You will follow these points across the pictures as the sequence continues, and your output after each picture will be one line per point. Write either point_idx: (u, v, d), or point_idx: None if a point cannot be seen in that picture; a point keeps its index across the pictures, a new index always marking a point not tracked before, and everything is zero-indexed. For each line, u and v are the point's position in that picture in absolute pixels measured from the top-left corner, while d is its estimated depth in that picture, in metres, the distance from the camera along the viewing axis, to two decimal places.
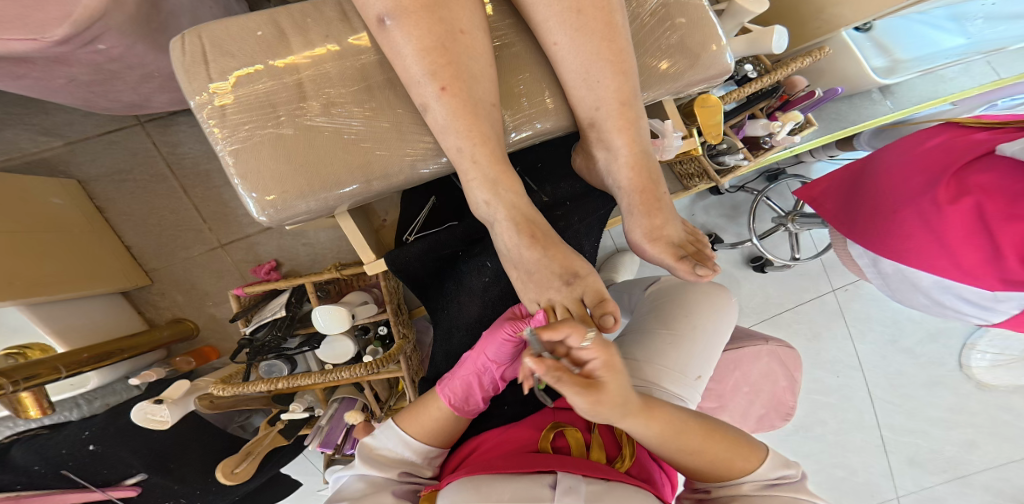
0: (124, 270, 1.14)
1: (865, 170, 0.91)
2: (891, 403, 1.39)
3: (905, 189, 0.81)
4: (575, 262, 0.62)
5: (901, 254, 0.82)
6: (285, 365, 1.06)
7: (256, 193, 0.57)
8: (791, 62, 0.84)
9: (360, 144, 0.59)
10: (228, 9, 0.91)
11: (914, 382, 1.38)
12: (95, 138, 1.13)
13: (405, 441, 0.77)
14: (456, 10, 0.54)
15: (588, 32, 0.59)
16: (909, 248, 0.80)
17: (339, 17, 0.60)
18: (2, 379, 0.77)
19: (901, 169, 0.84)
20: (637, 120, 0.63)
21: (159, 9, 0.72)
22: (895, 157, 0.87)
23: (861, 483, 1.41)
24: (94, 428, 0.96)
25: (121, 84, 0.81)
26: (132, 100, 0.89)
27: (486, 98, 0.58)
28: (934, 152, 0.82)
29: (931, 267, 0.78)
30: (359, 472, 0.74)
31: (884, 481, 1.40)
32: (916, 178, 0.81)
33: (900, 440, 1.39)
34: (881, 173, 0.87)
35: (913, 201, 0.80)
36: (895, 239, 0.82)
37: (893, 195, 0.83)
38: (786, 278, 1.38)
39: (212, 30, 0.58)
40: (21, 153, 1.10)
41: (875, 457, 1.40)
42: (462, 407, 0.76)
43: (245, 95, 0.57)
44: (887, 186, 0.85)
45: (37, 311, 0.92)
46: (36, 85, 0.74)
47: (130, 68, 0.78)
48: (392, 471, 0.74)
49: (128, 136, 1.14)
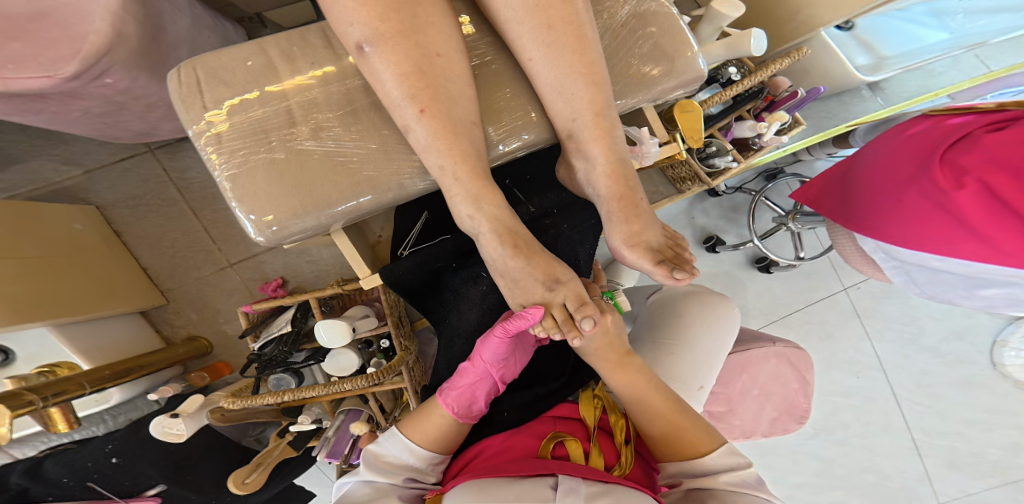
0: (141, 291, 1.19)
1: (857, 170, 0.93)
2: (920, 404, 1.35)
3: (904, 180, 0.83)
4: (558, 269, 0.67)
5: (922, 244, 0.82)
6: (292, 379, 1.09)
7: (254, 214, 0.61)
8: (771, 63, 0.86)
9: (348, 165, 0.62)
10: (223, 37, 0.97)
11: (942, 383, 1.35)
12: (110, 165, 1.20)
13: (410, 449, 0.78)
14: (431, 34, 0.58)
15: (559, 47, 0.62)
16: (931, 236, 0.80)
17: (323, 45, 0.64)
18: (31, 395, 0.82)
19: (893, 162, 0.86)
20: (612, 129, 0.65)
21: (160, 43, 0.77)
22: (882, 152, 0.89)
23: (896, 488, 1.37)
24: (118, 441, 1.01)
25: (130, 115, 0.87)
26: (142, 128, 0.95)
27: (464, 117, 0.61)
28: (919, 140, 0.84)
29: (962, 252, 0.78)
30: (365, 478, 0.75)
31: (920, 486, 1.36)
32: (910, 167, 0.83)
33: (933, 443, 1.35)
34: (875, 169, 0.89)
35: (915, 190, 0.81)
36: (911, 230, 0.82)
37: (894, 188, 0.84)
38: (795, 278, 1.37)
39: (208, 62, 0.62)
40: (46, 183, 1.17)
41: (909, 461, 1.36)
42: (466, 414, 0.78)
43: (240, 122, 0.61)
44: (886, 180, 0.86)
45: (66, 332, 0.97)
46: (54, 118, 0.80)
47: (137, 99, 0.82)
48: (397, 478, 0.75)
49: (140, 163, 1.21)
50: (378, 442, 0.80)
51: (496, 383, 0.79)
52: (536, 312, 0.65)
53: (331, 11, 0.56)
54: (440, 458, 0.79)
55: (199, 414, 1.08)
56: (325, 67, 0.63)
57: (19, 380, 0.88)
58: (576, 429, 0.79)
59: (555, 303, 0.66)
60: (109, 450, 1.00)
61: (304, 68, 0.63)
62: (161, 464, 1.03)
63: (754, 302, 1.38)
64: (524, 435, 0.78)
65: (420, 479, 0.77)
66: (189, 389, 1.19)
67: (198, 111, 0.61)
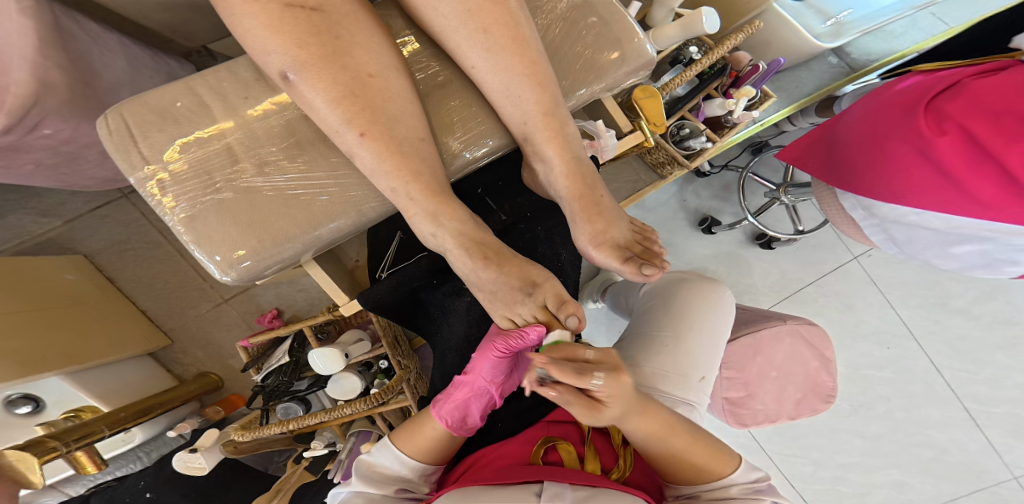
0: (145, 334, 1.21)
1: (840, 123, 0.89)
2: (965, 371, 1.29)
3: (889, 129, 0.80)
4: (531, 271, 0.65)
5: (905, 196, 0.79)
6: (299, 406, 1.07)
7: (219, 255, 0.63)
8: (728, 39, 0.88)
9: (299, 198, 0.65)
10: (174, 76, 0.97)
11: (988, 347, 1.29)
12: (87, 214, 1.20)
13: (402, 460, 0.71)
14: (360, 56, 0.57)
15: (499, 51, 0.60)
16: (912, 188, 0.77)
17: (255, 77, 0.67)
18: (54, 442, 0.90)
19: (878, 112, 0.82)
20: (564, 128, 0.64)
21: (93, 88, 0.78)
22: (868, 103, 0.86)
23: (958, 463, 1.30)
24: (150, 476, 1.08)
25: (87, 163, 0.88)
26: (108, 174, 0.96)
27: (410, 135, 0.60)
28: (905, 90, 0.81)
29: (943, 204, 0.75)
30: (354, 490, 0.70)
31: (986, 456, 1.30)
32: (895, 116, 0.79)
33: (993, 413, 1.30)
34: (857, 121, 0.85)
35: (899, 139, 0.78)
36: (894, 181, 0.79)
37: (877, 138, 0.81)
38: (803, 251, 1.32)
39: (131, 107, 0.64)
40: (30, 235, 1.18)
41: (966, 432, 1.29)
42: (461, 428, 0.70)
43: (183, 170, 0.63)
44: (869, 131, 0.83)
45: (82, 380, 1.03)
46: (8, 173, 0.81)
47: (88, 146, 0.84)
48: (388, 489, 0.70)
49: (116, 209, 1.21)
50: (371, 450, 0.73)
51: (494, 398, 0.71)
52: (537, 331, 0.64)
53: (249, 42, 0.54)
54: (434, 468, 0.74)
55: (216, 447, 1.08)
56: (269, 99, 0.66)
57: (48, 427, 0.97)
58: (569, 433, 0.74)
59: (536, 307, 0.65)
60: (142, 486, 1.06)
61: (239, 104, 0.66)
62: (189, 496, 1.06)
63: (762, 280, 1.33)
64: (519, 442, 0.73)
65: (414, 490, 0.72)
66: (206, 423, 1.23)
67: (138, 162, 0.63)
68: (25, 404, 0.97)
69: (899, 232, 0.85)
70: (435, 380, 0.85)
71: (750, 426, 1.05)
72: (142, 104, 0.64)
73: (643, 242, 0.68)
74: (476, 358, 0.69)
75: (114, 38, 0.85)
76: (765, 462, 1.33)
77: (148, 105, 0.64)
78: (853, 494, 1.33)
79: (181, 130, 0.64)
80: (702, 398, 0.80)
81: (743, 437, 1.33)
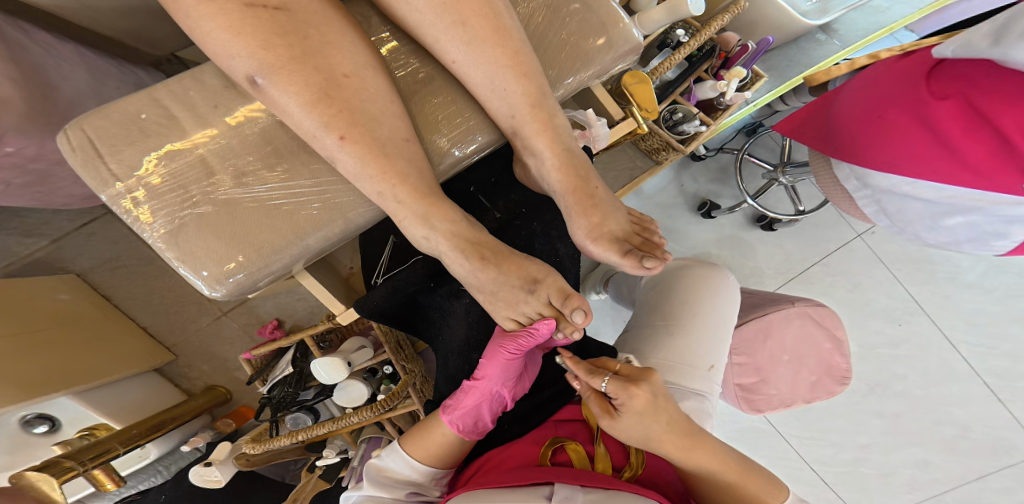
0: (148, 350, 1.20)
1: (840, 93, 0.86)
2: (981, 345, 1.25)
3: (887, 96, 0.76)
4: (531, 267, 0.62)
5: (897, 163, 0.75)
6: (308, 416, 1.06)
7: (205, 270, 0.62)
8: (715, 20, 0.85)
9: (282, 208, 0.63)
10: (142, 84, 0.95)
11: (1003, 320, 1.25)
12: (74, 231, 1.19)
13: (413, 465, 0.69)
14: (332, 56, 0.55)
15: (480, 43, 0.57)
16: (906, 154, 0.74)
17: (223, 86, 0.65)
18: (70, 461, 0.91)
19: (877, 80, 0.79)
20: (553, 119, 0.61)
21: (53, 101, 0.76)
22: (869, 73, 0.82)
23: (982, 440, 1.25)
24: (169, 490, 1.09)
25: (61, 181, 0.87)
26: (87, 191, 0.95)
27: (393, 136, 0.58)
28: (906, 59, 0.77)
29: (932, 172, 0.71)
30: (367, 494, 0.68)
31: (1014, 432, 1.25)
32: (894, 82, 0.76)
33: (1014, 387, 1.24)
34: (857, 89, 0.82)
35: (897, 106, 0.74)
36: (886, 147, 0.75)
37: (874, 104, 0.77)
38: (806, 231, 1.28)
39: (93, 119, 0.62)
40: (18, 257, 1.17)
41: (990, 409, 1.25)
42: (471, 431, 0.68)
43: (158, 186, 0.62)
44: (867, 98, 0.79)
45: (88, 399, 1.03)
46: None
47: (59, 163, 0.82)
48: (399, 493, 0.68)
49: (103, 226, 1.20)
50: (381, 456, 0.72)
51: (506, 401, 0.70)
52: (548, 326, 0.61)
53: (211, 47, 0.52)
54: (444, 472, 0.71)
55: (230, 460, 1.06)
56: (241, 108, 0.64)
57: (66, 445, 1.00)
58: (578, 432, 0.71)
59: (540, 304, 0.62)
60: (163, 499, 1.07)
61: (208, 114, 0.64)
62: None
63: (767, 262, 1.29)
64: (526, 443, 0.70)
65: (424, 493, 0.70)
66: (218, 436, 1.22)
67: (109, 179, 0.61)
68: (42, 423, 0.98)
69: (888, 205, 0.82)
70: (441, 384, 0.82)
71: (765, 412, 1.02)
72: (113, 118, 0.62)
73: (641, 234, 0.65)
74: (486, 363, 0.67)
75: (71, 48, 0.84)
76: (782, 447, 1.30)
77: (117, 119, 0.62)
78: (876, 475, 1.30)
79: (151, 144, 0.62)
80: (713, 387, 0.77)
81: (761, 424, 1.30)
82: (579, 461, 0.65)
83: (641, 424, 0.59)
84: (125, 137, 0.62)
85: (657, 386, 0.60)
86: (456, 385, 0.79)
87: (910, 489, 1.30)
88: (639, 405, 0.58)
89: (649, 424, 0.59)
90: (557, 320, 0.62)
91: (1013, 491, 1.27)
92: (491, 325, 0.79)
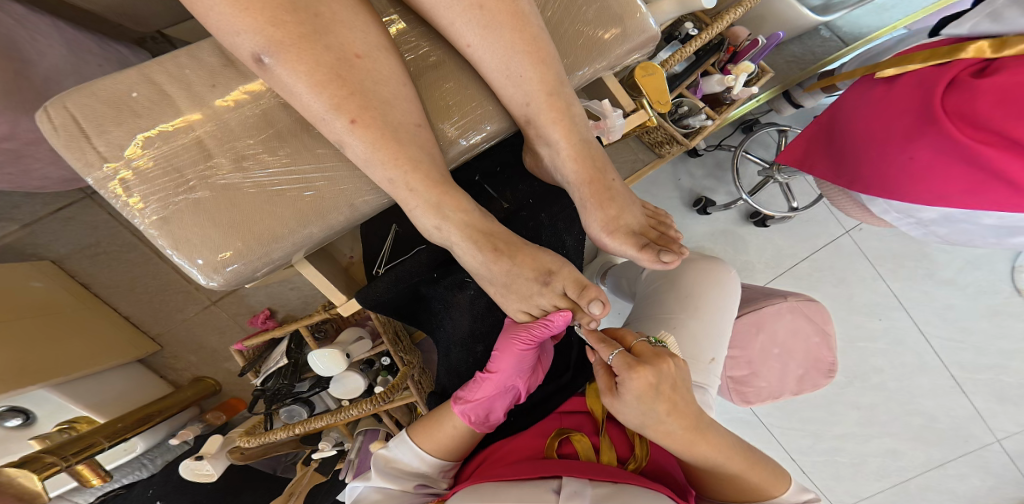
0: (131, 340, 1.16)
1: (843, 127, 0.86)
2: (952, 340, 1.28)
3: (905, 137, 0.76)
4: (545, 259, 0.61)
5: (952, 202, 0.75)
6: (303, 408, 1.02)
7: (201, 259, 0.59)
8: (725, 15, 0.84)
9: (284, 194, 0.61)
10: (125, 63, 0.89)
11: (979, 316, 1.27)
12: (48, 217, 1.14)
13: (421, 456, 0.68)
14: (343, 35, 0.52)
15: (496, 27, 0.55)
16: (959, 194, 0.74)
17: (222, 65, 0.62)
18: (53, 457, 0.88)
19: (884, 118, 0.80)
20: (570, 108, 0.60)
21: (27, 77, 0.72)
22: (866, 106, 0.83)
23: (947, 429, 1.30)
24: (158, 484, 1.05)
25: (36, 161, 0.81)
26: (64, 174, 0.90)
27: (405, 121, 0.56)
28: (902, 91, 0.79)
29: (997, 203, 0.72)
30: (375, 484, 0.67)
31: (976, 424, 1.29)
32: (909, 123, 0.76)
33: (977, 379, 1.28)
34: (863, 126, 0.83)
35: (924, 145, 0.74)
36: (934, 188, 0.75)
37: (898, 147, 0.77)
38: (797, 228, 1.30)
39: (78, 97, 0.58)
40: None
41: (955, 400, 1.29)
42: (482, 424, 0.67)
43: (149, 169, 0.59)
44: (882, 139, 0.80)
45: (73, 391, 0.99)
46: None
47: (33, 143, 0.77)
48: (408, 484, 0.67)
49: (80, 210, 1.15)
50: (389, 446, 0.70)
51: (518, 393, 0.69)
52: (563, 318, 0.61)
53: (211, 23, 0.49)
54: (452, 465, 0.71)
55: (222, 453, 1.04)
56: (241, 88, 0.61)
57: (44, 439, 0.96)
58: (582, 424, 0.70)
59: (554, 296, 0.61)
60: (151, 495, 1.04)
61: (205, 94, 0.61)
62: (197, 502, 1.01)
63: (757, 256, 1.31)
64: (531, 436, 0.70)
65: (431, 486, 0.69)
66: (208, 429, 1.20)
67: (95, 160, 0.58)
68: (14, 417, 0.92)
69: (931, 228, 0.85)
70: (443, 376, 0.82)
71: (753, 403, 1.03)
72: (101, 97, 0.58)
73: (657, 228, 0.65)
74: (499, 356, 0.65)
75: (46, 21, 0.78)
76: (765, 437, 1.33)
77: (104, 97, 0.58)
78: (849, 463, 1.34)
79: (141, 125, 0.59)
80: (713, 379, 0.77)
81: (746, 414, 1.32)
82: (585, 454, 0.64)
83: (639, 409, 0.56)
84: (114, 117, 0.58)
85: (664, 376, 0.56)
86: (460, 377, 0.78)
87: (880, 476, 1.34)
88: (638, 389, 0.55)
89: (647, 411, 0.56)
90: (573, 312, 0.61)
91: (971, 477, 1.32)
92: (497, 317, 0.78)
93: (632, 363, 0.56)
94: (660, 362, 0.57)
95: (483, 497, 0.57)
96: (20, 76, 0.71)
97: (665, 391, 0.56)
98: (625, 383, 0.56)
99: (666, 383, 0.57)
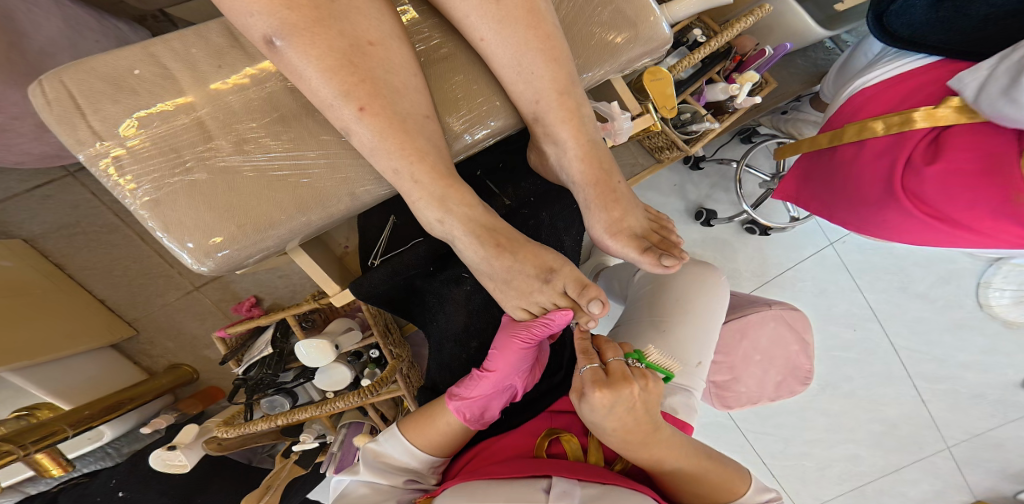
0: (106, 324, 1.12)
1: (826, 179, 0.88)
2: (918, 351, 1.33)
3: (876, 204, 0.79)
4: (548, 257, 0.62)
5: (932, 242, 0.79)
6: (285, 399, 1.00)
7: (192, 242, 0.57)
8: (735, 23, 0.87)
9: (285, 180, 0.59)
10: (122, 38, 0.86)
11: (944, 327, 1.31)
12: (24, 194, 1.09)
13: (412, 453, 0.68)
14: (358, 22, 0.51)
15: (512, 23, 0.55)
16: (936, 240, 0.77)
17: (230, 45, 0.60)
18: (10, 445, 0.84)
19: (857, 179, 0.81)
20: (580, 109, 0.60)
21: (21, 50, 0.70)
22: (842, 163, 0.84)
23: (905, 436, 1.35)
24: (122, 475, 1.01)
25: (18, 136, 0.78)
26: (47, 150, 0.85)
27: (415, 111, 0.55)
28: (869, 157, 0.79)
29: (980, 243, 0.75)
30: (364, 480, 0.66)
31: (930, 432, 1.34)
32: (877, 192, 0.78)
33: (936, 389, 1.33)
34: (842, 184, 0.84)
35: (893, 214, 0.77)
36: (912, 237, 0.79)
37: (872, 210, 0.80)
38: (782, 237, 1.33)
39: (77, 72, 0.56)
40: None
41: (914, 409, 1.34)
42: (477, 420, 0.67)
43: (145, 148, 0.57)
44: (857, 200, 0.82)
45: (41, 374, 0.95)
46: None
47: (19, 118, 0.74)
48: (397, 479, 0.66)
49: (60, 188, 1.10)
50: (379, 441, 0.70)
51: (514, 392, 0.69)
52: (564, 316, 0.61)
53: (225, 2, 0.48)
54: (441, 461, 0.70)
55: (197, 444, 1.02)
56: (246, 70, 0.60)
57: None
58: (571, 424, 0.70)
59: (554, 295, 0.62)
60: (115, 486, 0.99)
61: (209, 74, 0.59)
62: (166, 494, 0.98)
63: (744, 263, 1.34)
64: (520, 434, 0.70)
65: (420, 482, 0.68)
66: (183, 418, 1.16)
67: (88, 137, 0.56)
68: None
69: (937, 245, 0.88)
70: (433, 371, 0.80)
71: (732, 408, 1.05)
72: (100, 73, 0.57)
73: (658, 232, 0.66)
74: (497, 354, 0.65)
75: None
76: (739, 440, 1.36)
77: (104, 73, 0.57)
78: (815, 468, 1.38)
79: (140, 102, 0.57)
80: (699, 383, 0.77)
81: (720, 417, 1.35)
82: (573, 453, 0.63)
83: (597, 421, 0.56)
84: (111, 94, 0.57)
85: (624, 398, 0.55)
86: (450, 373, 0.77)
87: (842, 480, 1.38)
88: (596, 405, 0.55)
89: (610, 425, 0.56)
90: (573, 311, 0.61)
91: (921, 482, 1.37)
92: (493, 313, 0.77)
93: (597, 380, 0.56)
94: (625, 386, 0.55)
95: (473, 496, 0.56)
96: (14, 49, 0.68)
97: (623, 412, 0.55)
98: (586, 396, 0.56)
99: (625, 406, 0.55)
